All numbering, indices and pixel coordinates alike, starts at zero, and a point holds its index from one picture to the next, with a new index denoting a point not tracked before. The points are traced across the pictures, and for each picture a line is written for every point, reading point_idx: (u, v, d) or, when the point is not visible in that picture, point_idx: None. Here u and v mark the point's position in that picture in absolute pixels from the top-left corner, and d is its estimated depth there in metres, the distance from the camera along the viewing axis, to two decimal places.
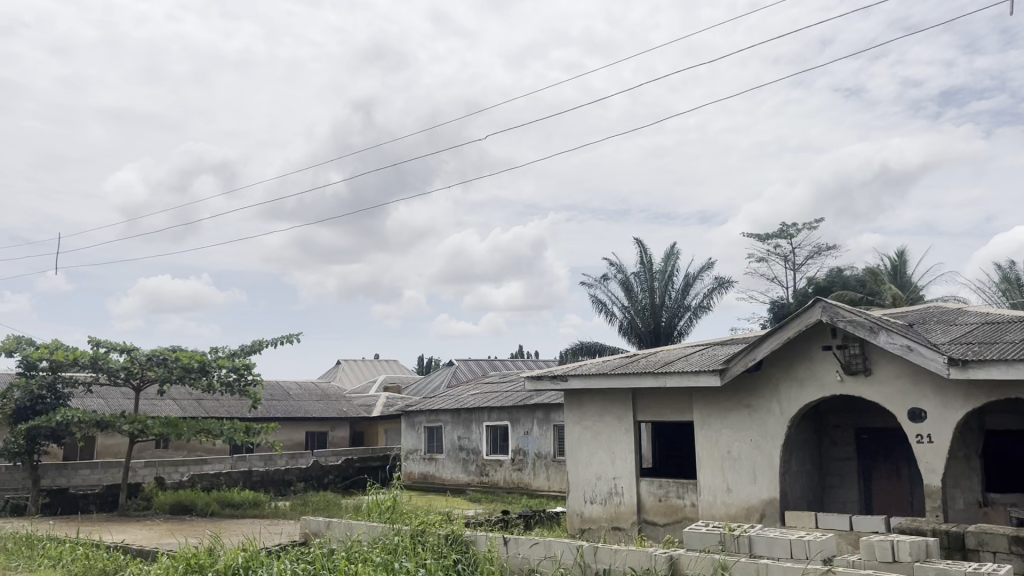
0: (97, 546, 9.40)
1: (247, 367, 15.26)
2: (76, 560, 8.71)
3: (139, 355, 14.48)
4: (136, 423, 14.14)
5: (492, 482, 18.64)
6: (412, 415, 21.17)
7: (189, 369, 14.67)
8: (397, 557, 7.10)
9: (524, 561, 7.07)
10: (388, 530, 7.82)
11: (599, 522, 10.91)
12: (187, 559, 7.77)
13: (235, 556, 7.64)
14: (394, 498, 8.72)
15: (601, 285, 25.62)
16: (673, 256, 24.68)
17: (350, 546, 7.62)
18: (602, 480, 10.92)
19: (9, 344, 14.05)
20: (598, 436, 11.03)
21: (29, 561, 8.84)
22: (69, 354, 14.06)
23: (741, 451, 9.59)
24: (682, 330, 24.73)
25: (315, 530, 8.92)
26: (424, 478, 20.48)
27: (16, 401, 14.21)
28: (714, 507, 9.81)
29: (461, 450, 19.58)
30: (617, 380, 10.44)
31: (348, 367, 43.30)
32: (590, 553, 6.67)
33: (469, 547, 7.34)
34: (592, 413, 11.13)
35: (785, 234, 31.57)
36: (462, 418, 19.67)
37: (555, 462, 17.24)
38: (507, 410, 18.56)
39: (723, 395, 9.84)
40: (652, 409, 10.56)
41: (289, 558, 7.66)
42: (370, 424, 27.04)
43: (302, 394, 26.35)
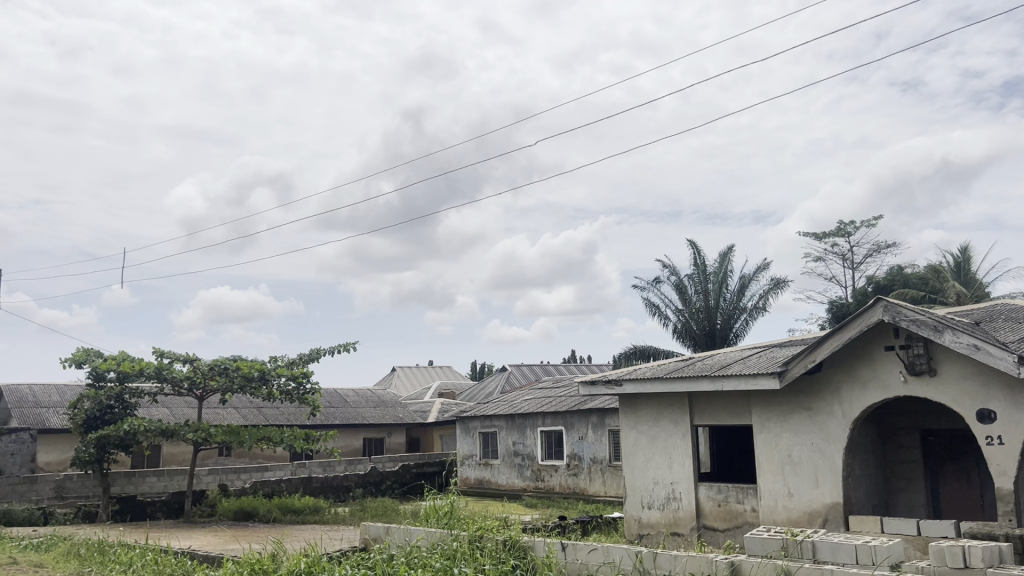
0: (165, 551, 9.67)
1: (305, 375, 15.51)
2: (146, 565, 8.97)
3: (202, 365, 14.83)
4: (199, 431, 14.52)
5: (548, 487, 18.62)
6: (466, 421, 21.26)
7: (249, 377, 15.00)
8: (456, 561, 7.13)
9: (583, 567, 7.04)
10: (446, 535, 7.87)
11: (657, 528, 10.81)
12: (252, 564, 7.95)
13: (297, 562, 7.77)
14: (451, 504, 8.76)
15: (654, 288, 25.40)
16: (727, 257, 24.33)
17: (408, 551, 7.68)
18: (659, 485, 10.81)
19: (78, 355, 14.51)
20: (655, 441, 10.93)
21: (101, 567, 9.13)
22: (135, 364, 14.50)
23: (802, 454, 9.42)
24: (738, 332, 24.40)
25: (375, 536, 9.01)
26: (479, 483, 20.55)
27: (86, 411, 14.64)
28: (775, 512, 9.65)
29: (516, 456, 19.59)
30: (672, 384, 10.34)
31: (402, 374, 43.69)
32: (649, 558, 6.62)
33: (527, 553, 7.35)
34: (648, 418, 11.05)
35: (842, 232, 30.96)
36: (517, 424, 19.69)
37: (611, 467, 17.15)
38: (562, 415, 18.55)
39: (783, 398, 9.67)
40: (709, 413, 10.42)
41: (350, 564, 7.75)
42: (426, 430, 27.26)
43: (359, 401, 26.67)
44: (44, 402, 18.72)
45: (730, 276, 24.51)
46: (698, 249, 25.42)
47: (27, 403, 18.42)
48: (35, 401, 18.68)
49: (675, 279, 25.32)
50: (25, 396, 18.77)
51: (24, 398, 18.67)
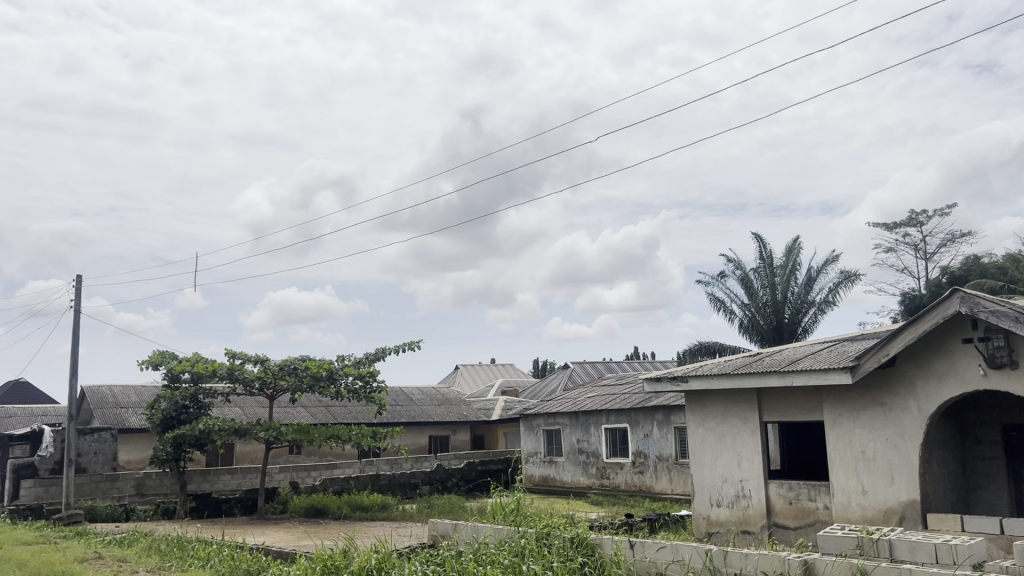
0: (240, 547, 9.93)
1: (372, 374, 15.72)
2: (223, 560, 9.23)
3: (272, 365, 15.18)
4: (271, 430, 14.85)
5: (613, 485, 18.53)
6: (530, 418, 21.29)
7: (318, 377, 15.30)
8: (524, 559, 7.15)
9: (652, 565, 6.99)
10: (513, 532, 7.90)
11: (727, 526, 10.65)
12: (324, 560, 8.14)
13: (368, 558, 7.90)
14: (518, 501, 8.79)
15: (718, 283, 25.03)
16: (795, 250, 23.84)
17: (476, 548, 7.73)
18: (728, 483, 10.66)
19: (155, 357, 15.00)
20: (723, 439, 10.78)
21: (181, 562, 9.42)
22: (209, 365, 14.93)
23: (876, 451, 9.17)
24: (807, 326, 23.90)
25: (442, 532, 9.10)
26: (544, 481, 20.55)
27: (163, 411, 15.13)
28: (849, 510, 9.42)
29: (581, 454, 19.54)
30: (740, 380, 10.19)
31: (466, 372, 43.98)
32: (719, 556, 6.53)
33: (595, 551, 7.32)
34: (716, 414, 10.90)
35: (915, 222, 30.04)
36: (581, 421, 19.64)
37: (677, 465, 16.98)
38: (626, 413, 18.43)
39: (856, 393, 9.43)
40: (778, 409, 10.23)
41: (420, 560, 7.86)
42: (490, 427, 27.40)
43: (424, 399, 26.97)
44: (124, 403, 19.42)
45: (798, 269, 24.00)
46: (763, 242, 24.94)
47: (108, 404, 19.14)
48: (115, 402, 19.38)
49: (740, 274, 24.91)
50: (106, 397, 19.50)
51: (105, 399, 19.39)
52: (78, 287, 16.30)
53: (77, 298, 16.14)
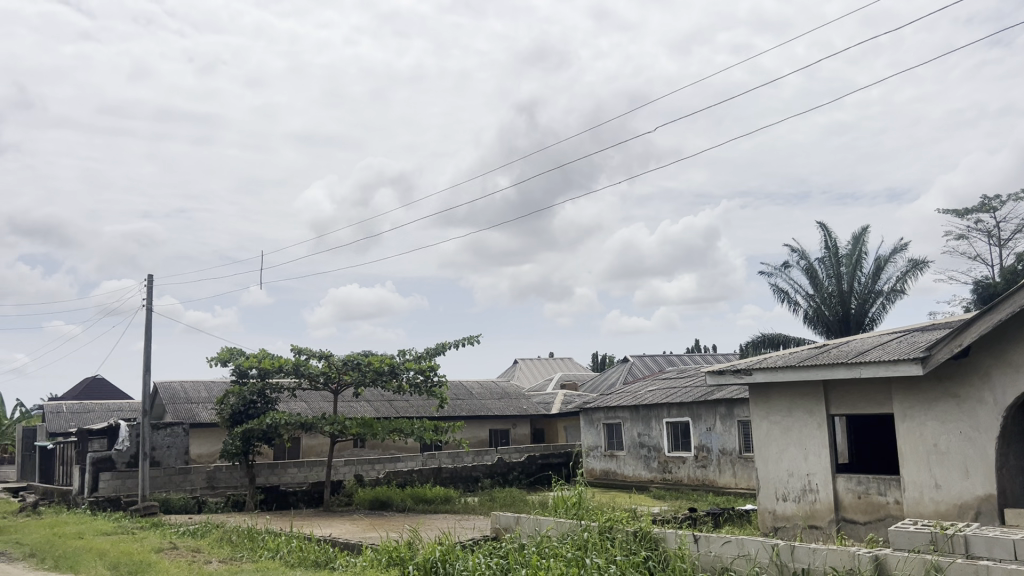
0: (308, 539, 10.13)
1: (433, 368, 15.86)
2: (291, 551, 9.44)
3: (336, 360, 15.47)
4: (335, 424, 15.11)
5: (676, 479, 18.37)
6: (591, 412, 21.23)
7: (380, 372, 15.50)
8: (587, 552, 7.15)
9: (717, 559, 6.91)
10: (576, 526, 7.89)
11: (793, 520, 10.47)
12: (390, 552, 8.33)
13: (432, 550, 8.00)
14: (579, 495, 8.78)
15: (782, 273, 24.55)
16: (861, 239, 23.24)
17: (539, 541, 7.77)
18: (794, 477, 10.47)
19: (223, 354, 15.40)
20: (789, 432, 10.59)
21: (251, 553, 9.68)
22: (275, 361, 15.23)
23: (949, 444, 8.90)
24: (874, 317, 23.30)
25: (505, 525, 9.15)
26: (605, 475, 20.49)
27: (232, 406, 15.51)
28: (921, 504, 9.17)
29: (642, 447, 19.41)
30: (806, 372, 9.99)
31: (524, 366, 44.08)
32: (786, 551, 6.44)
33: (658, 545, 7.27)
34: (781, 407, 10.71)
35: (987, 207, 29.00)
36: (642, 415, 19.51)
37: (741, 459, 16.73)
38: (688, 406, 18.25)
39: (928, 384, 9.16)
40: (846, 401, 10.00)
41: (483, 552, 7.93)
42: (550, 421, 27.44)
43: (484, 392, 27.12)
44: (195, 398, 20.01)
45: (865, 258, 23.39)
46: (828, 232, 24.35)
47: (180, 399, 19.76)
48: (187, 397, 19.99)
49: (804, 264, 24.39)
50: (177, 392, 20.12)
51: (177, 394, 20.02)
52: (149, 286, 16.83)
53: (148, 297, 16.66)
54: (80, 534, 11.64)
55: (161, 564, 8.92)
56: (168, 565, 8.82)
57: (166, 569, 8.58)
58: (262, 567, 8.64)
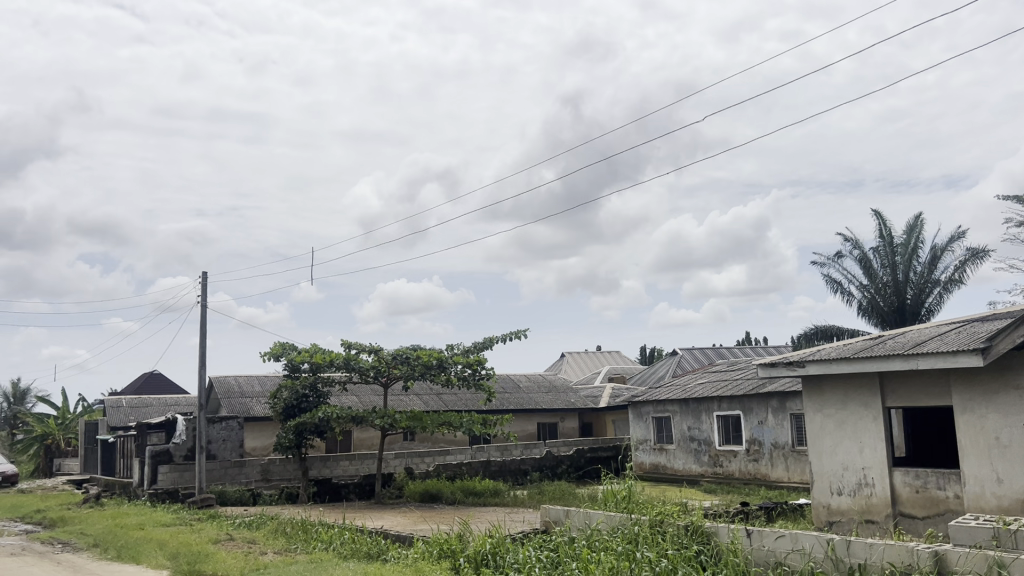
0: (360, 531, 10.25)
1: (481, 362, 15.92)
2: (344, 543, 9.57)
3: (385, 354, 15.62)
4: (386, 417, 15.27)
5: (727, 473, 18.19)
6: (639, 406, 21.10)
7: (428, 365, 15.62)
8: (638, 546, 7.12)
9: (771, 554, 6.82)
10: (626, 519, 7.86)
11: (849, 515, 10.28)
12: (441, 544, 8.41)
13: (482, 542, 8.05)
14: (629, 489, 8.76)
15: (835, 264, 24.07)
16: (917, 227, 22.68)
17: (589, 534, 7.76)
18: (849, 471, 10.28)
19: (276, 349, 15.67)
20: (843, 425, 10.40)
21: (306, 544, 9.84)
22: (326, 356, 15.45)
23: (1012, 436, 8.65)
24: (931, 308, 22.75)
25: (555, 519, 9.15)
26: (655, 469, 20.37)
27: (285, 400, 15.78)
28: (981, 499, 8.93)
29: (692, 441, 19.24)
30: (860, 364, 9.81)
31: (572, 359, 43.99)
32: (842, 545, 6.34)
33: (710, 539, 7.21)
34: (835, 400, 10.52)
35: None
36: (691, 408, 19.34)
37: (794, 453, 16.51)
38: (739, 400, 18.03)
39: (987, 376, 8.92)
40: (903, 394, 9.78)
41: (533, 545, 7.97)
42: (598, 415, 27.36)
43: (532, 386, 27.17)
44: (249, 392, 20.40)
45: (921, 247, 22.81)
46: (882, 220, 23.80)
47: (234, 393, 20.16)
48: (241, 391, 20.40)
49: (858, 254, 23.88)
50: (232, 387, 20.54)
51: (231, 388, 20.43)
52: (203, 283, 17.18)
53: (203, 293, 17.02)
54: (140, 526, 11.94)
55: (219, 555, 9.13)
56: (225, 557, 9.00)
57: (223, 561, 8.75)
58: (315, 559, 8.79)
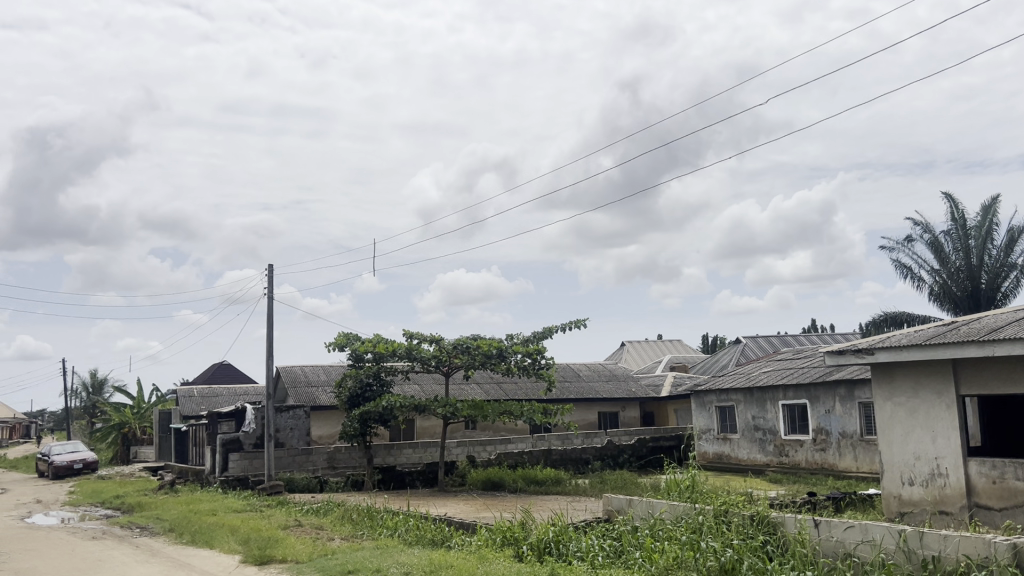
0: (425, 518, 10.37)
1: (540, 351, 15.94)
2: (409, 530, 9.72)
3: (446, 344, 15.77)
4: (447, 406, 15.41)
5: (793, 462, 17.90)
6: (701, 395, 20.86)
7: (488, 355, 15.71)
8: (702, 536, 7.06)
9: (839, 545, 6.71)
10: (690, 509, 7.80)
11: (922, 505, 10.01)
12: (504, 531, 8.48)
13: (546, 530, 8.10)
14: (693, 479, 8.68)
15: (905, 248, 23.37)
16: (992, 209, 21.86)
17: (653, 523, 7.73)
18: (921, 461, 10.01)
19: (340, 339, 15.94)
20: (914, 414, 10.12)
21: (372, 530, 10.03)
22: (389, 346, 15.64)
23: None
24: (1007, 292, 21.94)
25: (617, 508, 9.13)
26: (719, 458, 20.15)
27: (349, 389, 16.05)
28: None
29: (757, 431, 18.96)
30: (933, 351, 9.52)
31: (633, 348, 43.73)
32: (915, 537, 6.19)
33: (777, 529, 7.10)
34: (906, 388, 10.25)
35: None
36: (756, 397, 19.05)
37: (863, 442, 16.16)
38: (805, 388, 17.69)
39: None
40: (977, 382, 9.47)
41: (596, 534, 7.99)
42: (660, 404, 27.18)
43: (592, 374, 27.13)
44: (315, 381, 20.83)
45: (996, 230, 22.00)
46: (955, 203, 23.00)
47: (301, 382, 20.62)
48: (307, 380, 20.85)
49: (929, 238, 23.14)
50: (298, 376, 21.01)
51: (298, 377, 20.90)
52: (270, 275, 17.55)
53: (270, 285, 17.40)
54: (213, 512, 12.31)
55: (288, 540, 9.36)
56: (294, 541, 9.23)
57: (293, 546, 8.99)
58: (381, 545, 8.94)
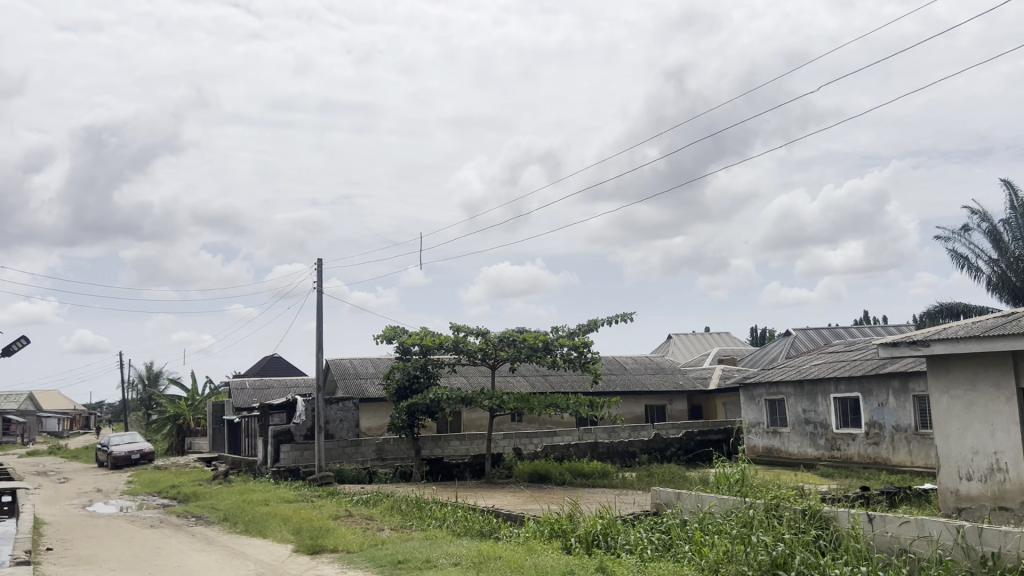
0: (473, 509, 10.42)
1: (587, 344, 15.88)
2: (457, 521, 9.79)
3: (492, 337, 15.82)
4: (494, 398, 15.46)
5: (845, 457, 17.62)
6: (751, 388, 20.60)
7: (534, 348, 15.74)
8: (753, 530, 6.97)
9: (893, 540, 6.59)
10: (740, 503, 7.72)
11: (980, 501, 9.75)
12: (551, 523, 8.50)
13: (593, 523, 8.10)
14: (743, 472, 8.57)
15: (961, 237, 22.76)
16: None
17: (702, 517, 7.68)
18: (980, 455, 9.75)
19: (388, 332, 16.10)
20: (972, 407, 9.88)
21: (421, 521, 10.13)
22: (436, 339, 15.75)
23: None
24: None
25: (666, 501, 9.08)
26: (769, 452, 19.91)
27: (397, 381, 16.19)
28: None
29: (808, 424, 18.67)
30: (991, 343, 9.27)
31: (679, 340, 43.37)
32: (973, 533, 6.04)
33: (829, 524, 7.00)
34: (962, 381, 10.01)
35: None
36: (807, 390, 18.75)
37: (917, 436, 15.80)
38: (857, 381, 17.36)
39: None
40: None
41: (645, 527, 7.97)
42: (708, 397, 26.94)
43: (639, 367, 27.00)
44: (363, 374, 21.08)
45: None
46: (1014, 190, 22.32)
47: (350, 375, 20.88)
48: (355, 372, 21.12)
49: (987, 227, 22.52)
50: (347, 368, 21.28)
51: (346, 370, 21.17)
52: (320, 269, 17.81)
53: (319, 280, 17.63)
54: (265, 501, 12.54)
55: (339, 530, 9.48)
56: (345, 532, 9.37)
57: (343, 536, 9.11)
58: (430, 536, 9.03)
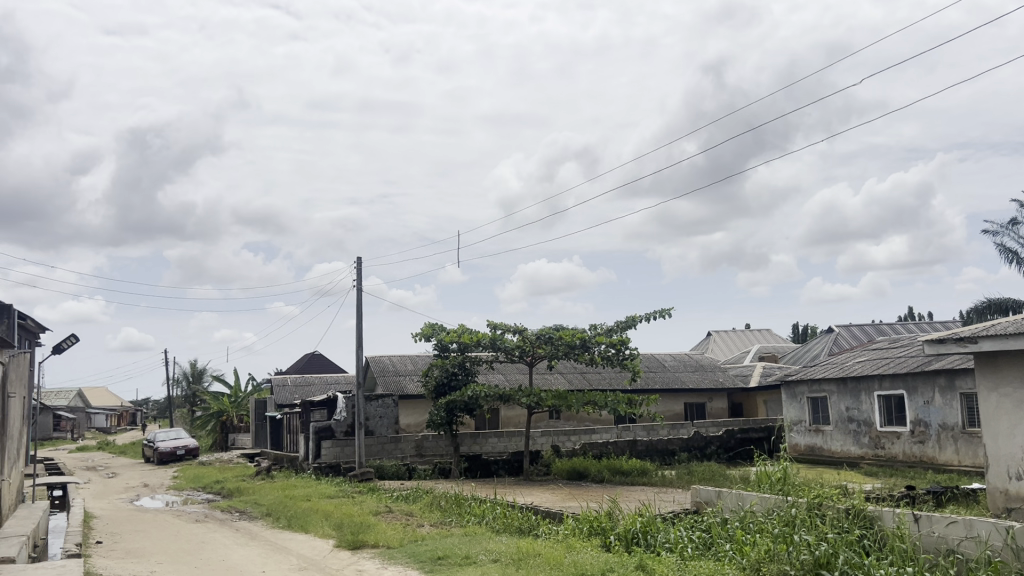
0: (511, 506, 10.44)
1: (625, 341, 15.77)
2: (497, 518, 9.81)
3: (529, 334, 15.83)
4: (532, 395, 15.45)
5: (889, 455, 17.32)
6: (792, 386, 20.32)
7: (572, 345, 15.68)
8: (795, 530, 6.89)
9: (940, 541, 6.47)
10: (782, 501, 7.64)
11: None
12: (591, 521, 8.50)
13: (633, 522, 8.06)
14: (784, 471, 8.46)
15: (1009, 231, 22.23)
16: None
17: (744, 515, 7.60)
18: None
19: (426, 330, 16.19)
20: (1022, 406, 9.62)
21: (460, 517, 10.18)
22: (473, 336, 15.78)
23: None
24: None
25: (706, 500, 9.01)
26: (811, 450, 19.65)
27: (436, 378, 16.28)
28: None
29: (851, 422, 18.38)
30: None
31: (718, 338, 42.95)
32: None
33: (874, 523, 6.90)
34: (1012, 379, 9.77)
35: None
36: (850, 387, 18.46)
37: (965, 434, 15.48)
38: (902, 379, 17.06)
39: None
40: None
41: (685, 526, 7.90)
42: (748, 396, 26.66)
43: (677, 365, 26.81)
44: (402, 371, 21.23)
45: None
46: None
47: (389, 372, 21.04)
48: (394, 369, 21.27)
49: None
50: (386, 366, 21.45)
51: (386, 367, 21.33)
52: (359, 267, 17.97)
53: (358, 278, 17.78)
54: (306, 497, 12.70)
55: (380, 527, 9.55)
56: (385, 528, 9.43)
57: (382, 532, 9.18)
58: (469, 532, 9.07)
